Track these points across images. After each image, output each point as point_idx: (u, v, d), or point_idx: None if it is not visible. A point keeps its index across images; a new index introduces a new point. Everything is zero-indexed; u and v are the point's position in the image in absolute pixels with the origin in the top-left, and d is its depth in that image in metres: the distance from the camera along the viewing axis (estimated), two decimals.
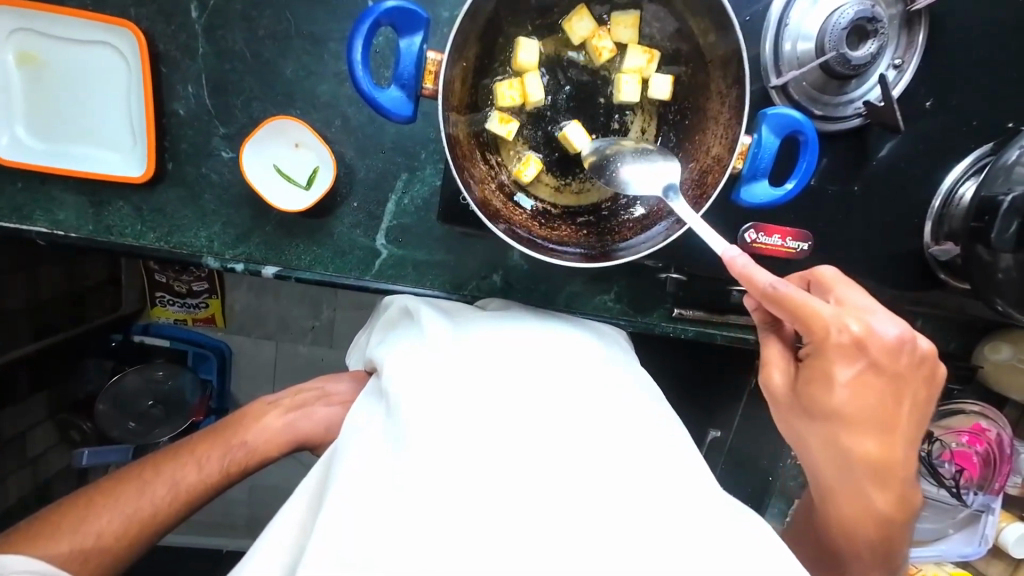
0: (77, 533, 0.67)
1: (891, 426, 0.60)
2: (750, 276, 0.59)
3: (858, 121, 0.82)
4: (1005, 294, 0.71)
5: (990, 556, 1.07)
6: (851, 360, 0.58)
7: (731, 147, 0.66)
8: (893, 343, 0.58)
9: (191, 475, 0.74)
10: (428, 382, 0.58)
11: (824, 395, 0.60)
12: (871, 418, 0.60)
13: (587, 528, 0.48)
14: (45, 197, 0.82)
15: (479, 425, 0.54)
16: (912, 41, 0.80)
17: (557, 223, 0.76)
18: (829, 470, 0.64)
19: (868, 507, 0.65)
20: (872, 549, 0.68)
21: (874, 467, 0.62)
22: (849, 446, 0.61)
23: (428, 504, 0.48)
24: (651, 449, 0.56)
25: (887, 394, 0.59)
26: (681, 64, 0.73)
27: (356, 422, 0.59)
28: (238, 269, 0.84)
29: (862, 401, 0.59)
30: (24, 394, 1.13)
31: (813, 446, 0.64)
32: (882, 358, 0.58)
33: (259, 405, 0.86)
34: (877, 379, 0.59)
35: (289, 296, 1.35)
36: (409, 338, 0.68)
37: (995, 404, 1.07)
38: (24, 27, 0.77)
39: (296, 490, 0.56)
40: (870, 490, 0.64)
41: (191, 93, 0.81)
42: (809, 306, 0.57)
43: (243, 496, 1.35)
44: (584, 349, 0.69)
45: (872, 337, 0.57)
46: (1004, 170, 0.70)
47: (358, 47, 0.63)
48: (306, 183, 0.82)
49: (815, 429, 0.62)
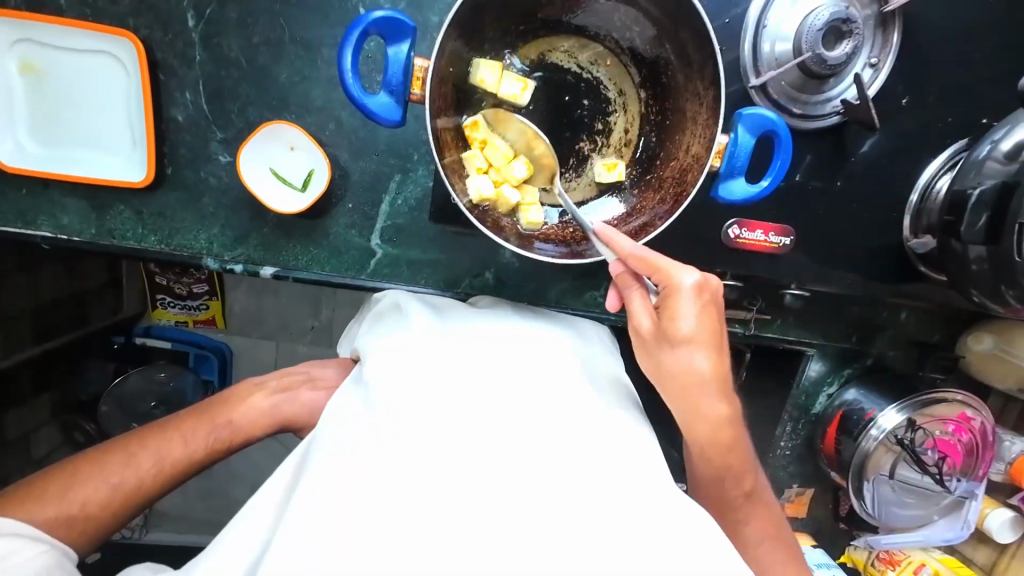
0: (64, 501, 0.70)
1: (721, 347, 0.67)
2: (614, 239, 0.67)
3: (836, 119, 0.84)
4: (979, 285, 0.74)
5: (976, 542, 1.09)
6: (693, 299, 0.64)
7: (709, 147, 0.68)
8: (717, 287, 0.66)
9: (176, 450, 0.77)
10: (407, 374, 0.61)
11: (676, 330, 0.64)
12: (707, 340, 0.65)
13: (556, 524, 0.50)
14: (48, 202, 0.84)
15: (459, 420, 0.57)
16: (887, 41, 0.83)
17: (544, 222, 0.78)
18: (675, 390, 0.68)
19: (717, 422, 0.68)
20: (735, 470, 0.73)
21: (712, 383, 0.67)
22: (695, 377, 0.66)
23: (406, 494, 0.50)
24: (625, 452, 0.59)
25: (716, 322, 0.66)
26: (661, 67, 0.75)
27: (340, 411, 0.61)
28: (238, 270, 0.87)
29: (707, 328, 0.65)
30: (28, 397, 1.16)
31: (667, 381, 0.68)
32: (711, 292, 0.66)
33: (246, 385, 0.89)
34: (709, 312, 0.65)
35: (289, 296, 1.38)
36: (395, 330, 0.71)
37: (980, 393, 1.10)
38: (25, 37, 0.79)
39: (274, 473, 0.58)
40: (713, 409, 0.68)
41: (189, 99, 0.83)
42: (662, 263, 0.65)
43: (248, 494, 1.40)
44: (561, 349, 0.72)
45: (705, 280, 0.65)
46: (975, 164, 0.72)
47: (348, 56, 0.65)
48: (302, 185, 0.84)
49: (675, 363, 0.66)
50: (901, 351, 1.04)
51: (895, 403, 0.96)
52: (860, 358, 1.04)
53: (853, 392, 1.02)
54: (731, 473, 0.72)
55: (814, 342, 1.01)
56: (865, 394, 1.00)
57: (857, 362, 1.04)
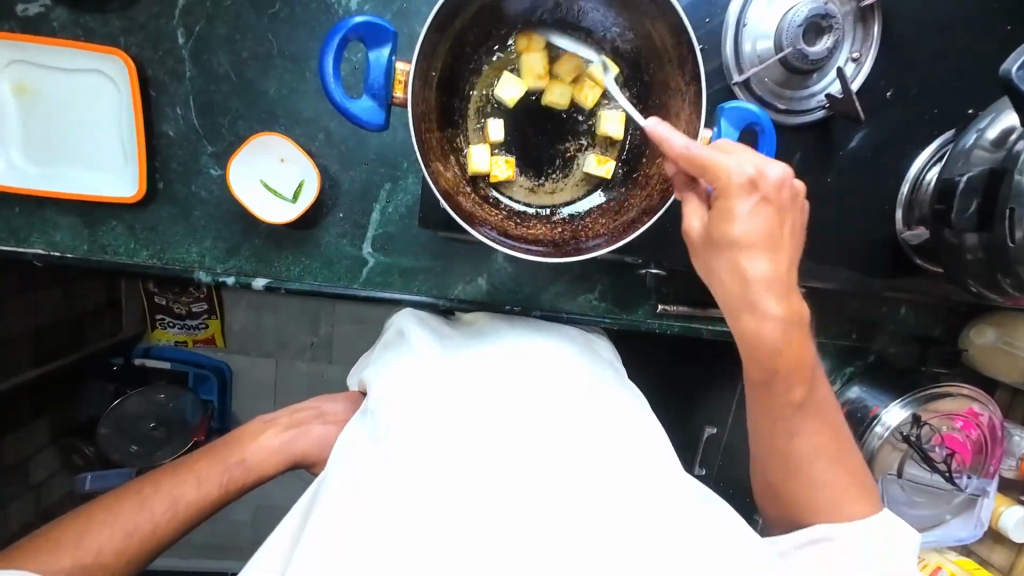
0: (78, 549, 0.70)
1: (779, 244, 0.62)
2: (664, 138, 0.61)
3: (822, 113, 0.85)
4: (976, 275, 0.73)
5: (992, 542, 1.06)
6: (749, 194, 0.59)
7: (693, 139, 0.67)
8: (776, 182, 0.60)
9: (190, 491, 0.79)
10: (416, 402, 0.65)
11: (729, 229, 0.61)
12: (767, 240, 0.61)
13: (560, 526, 0.52)
14: (42, 220, 0.85)
15: (461, 439, 0.60)
16: (868, 34, 0.84)
17: (532, 222, 0.77)
18: (735, 297, 0.64)
19: (771, 322, 0.63)
20: (800, 388, 0.66)
21: (776, 288, 0.62)
22: (751, 275, 0.62)
23: (414, 508, 0.53)
24: (626, 457, 0.61)
25: (778, 221, 0.61)
26: (642, 65, 0.75)
27: (351, 442, 0.65)
28: (229, 282, 0.86)
29: (760, 221, 0.60)
30: (24, 419, 1.15)
31: (724, 283, 0.64)
32: (771, 194, 0.60)
33: (257, 424, 0.92)
34: (766, 212, 0.61)
35: (287, 312, 1.38)
36: (401, 359, 0.75)
37: (986, 387, 1.08)
38: (18, 59, 0.80)
39: (288, 513, 0.61)
40: (772, 313, 0.62)
41: (180, 115, 0.84)
42: (712, 158, 0.59)
43: (248, 511, 1.39)
44: (561, 362, 0.75)
45: (761, 175, 0.60)
46: (962, 155, 0.72)
47: (329, 62, 0.66)
48: (292, 196, 0.84)
49: (722, 261, 0.63)
50: (902, 347, 1.03)
51: (898, 400, 0.95)
52: (863, 355, 1.03)
53: (857, 390, 1.00)
54: (795, 391, 0.66)
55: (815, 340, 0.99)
56: (867, 391, 0.98)
57: (858, 359, 1.02)
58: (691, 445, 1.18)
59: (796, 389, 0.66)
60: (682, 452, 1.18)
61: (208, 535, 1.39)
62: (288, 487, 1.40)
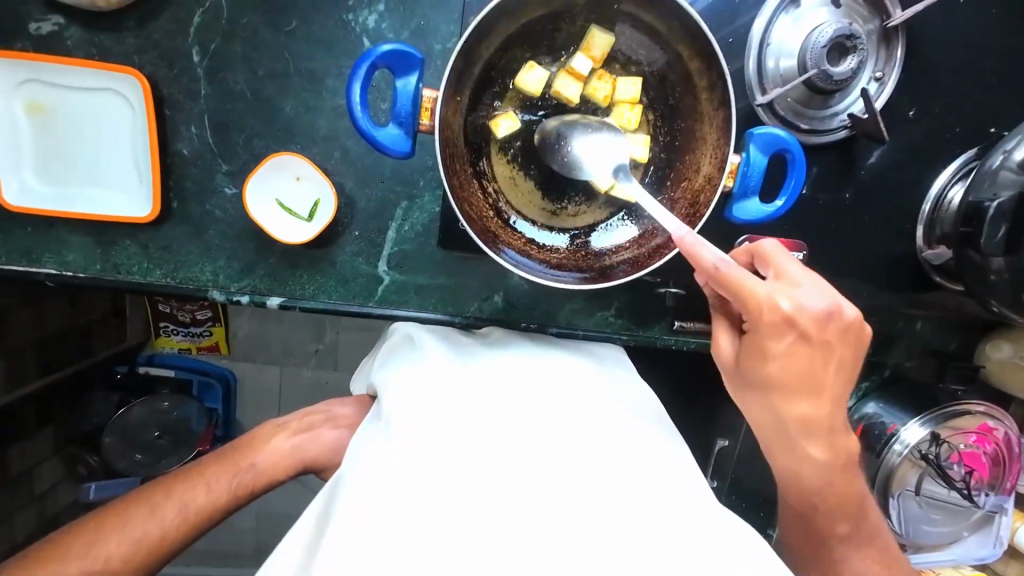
0: (86, 557, 0.70)
1: (822, 388, 0.64)
2: (698, 255, 0.61)
3: (845, 133, 0.84)
4: (999, 295, 0.72)
5: (1007, 557, 1.05)
6: (784, 333, 0.60)
7: (721, 167, 0.68)
8: (821, 315, 0.60)
9: (200, 497, 0.78)
10: (425, 403, 0.65)
11: (759, 366, 0.64)
12: (803, 380, 0.63)
13: (578, 532, 0.52)
14: (54, 240, 0.83)
15: (478, 446, 0.59)
16: (891, 54, 0.83)
17: (555, 246, 0.77)
18: (770, 427, 0.69)
19: (808, 460, 0.70)
20: (836, 507, 0.73)
21: (808, 427, 0.67)
22: (785, 410, 0.66)
23: (426, 509, 0.53)
24: (645, 465, 0.61)
25: (817, 361, 0.62)
26: (669, 89, 0.75)
27: (363, 444, 0.64)
28: (244, 301, 0.86)
29: (795, 369, 0.63)
30: (30, 433, 1.13)
31: (756, 414, 0.69)
32: (812, 330, 0.60)
33: (267, 427, 0.90)
34: (807, 350, 0.61)
35: (294, 323, 1.37)
36: (410, 362, 0.74)
37: (1001, 402, 1.07)
38: (30, 77, 0.79)
39: (299, 520, 0.60)
40: (806, 446, 0.69)
41: (195, 133, 0.83)
42: (743, 291, 0.60)
43: (255, 521, 1.39)
44: (572, 372, 0.76)
45: (799, 311, 0.60)
46: (989, 175, 0.71)
47: (356, 90, 0.65)
48: (308, 215, 0.83)
49: (756, 396, 0.67)
50: (919, 362, 1.02)
51: (916, 418, 0.94)
52: (879, 369, 1.02)
53: (873, 406, 0.99)
54: (824, 509, 0.74)
55: None
56: (884, 407, 0.98)
57: (874, 374, 1.02)
58: (703, 457, 1.18)
59: (826, 497, 0.73)
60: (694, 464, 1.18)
61: (215, 547, 1.38)
62: (296, 497, 1.40)
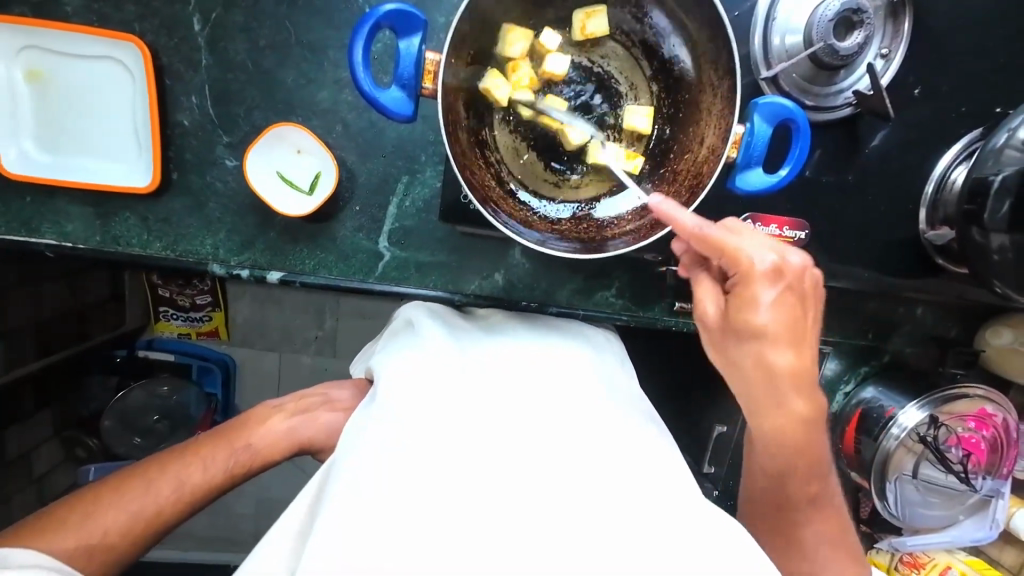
0: (83, 529, 0.70)
1: (805, 340, 0.64)
2: (673, 215, 0.64)
3: (849, 111, 0.84)
4: (1002, 276, 0.72)
5: (1003, 544, 1.05)
6: (771, 282, 0.62)
7: (725, 137, 0.68)
8: (799, 268, 0.63)
9: (195, 475, 0.78)
10: (424, 394, 0.63)
11: (750, 316, 0.63)
12: (790, 332, 0.63)
13: (582, 531, 0.52)
14: (53, 210, 0.83)
15: (477, 447, 0.58)
16: (898, 31, 0.83)
17: (556, 218, 0.76)
18: (755, 386, 0.66)
19: (791, 417, 0.67)
20: (803, 471, 0.70)
21: (795, 380, 0.65)
22: (775, 363, 0.64)
23: (426, 503, 0.52)
24: (642, 463, 0.61)
25: (799, 312, 0.63)
26: (674, 58, 0.74)
27: (359, 429, 0.62)
28: (244, 275, 0.85)
29: (785, 318, 0.62)
30: (27, 412, 1.13)
31: (743, 368, 0.66)
32: (793, 279, 0.63)
33: (264, 409, 0.90)
34: (790, 304, 0.63)
35: (292, 306, 1.37)
36: (410, 348, 0.73)
37: (1000, 388, 1.07)
38: (30, 44, 0.78)
39: (292, 506, 0.59)
40: (793, 399, 0.66)
41: (195, 104, 0.83)
42: (730, 243, 0.62)
43: (252, 505, 1.39)
44: (572, 362, 0.75)
45: (783, 261, 0.62)
46: (994, 153, 0.71)
47: (359, 49, 0.64)
48: (309, 188, 0.83)
49: (744, 350, 0.65)
50: (918, 347, 1.02)
51: (915, 400, 0.93)
52: (878, 355, 1.02)
53: (872, 391, 0.99)
54: (796, 472, 0.70)
55: (830, 339, 0.99)
56: (883, 391, 0.98)
57: (873, 359, 1.02)
58: (700, 443, 1.17)
59: (802, 455, 0.69)
60: (691, 449, 1.18)
61: (211, 531, 1.38)
62: (294, 481, 1.40)
